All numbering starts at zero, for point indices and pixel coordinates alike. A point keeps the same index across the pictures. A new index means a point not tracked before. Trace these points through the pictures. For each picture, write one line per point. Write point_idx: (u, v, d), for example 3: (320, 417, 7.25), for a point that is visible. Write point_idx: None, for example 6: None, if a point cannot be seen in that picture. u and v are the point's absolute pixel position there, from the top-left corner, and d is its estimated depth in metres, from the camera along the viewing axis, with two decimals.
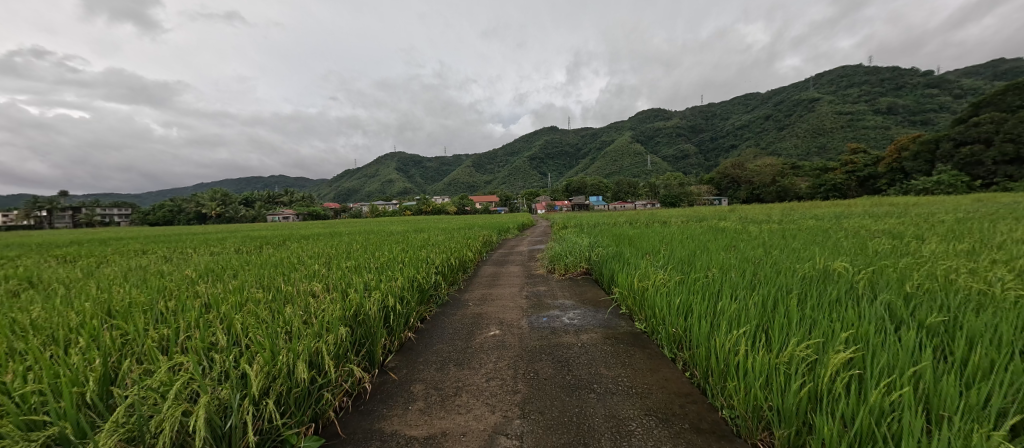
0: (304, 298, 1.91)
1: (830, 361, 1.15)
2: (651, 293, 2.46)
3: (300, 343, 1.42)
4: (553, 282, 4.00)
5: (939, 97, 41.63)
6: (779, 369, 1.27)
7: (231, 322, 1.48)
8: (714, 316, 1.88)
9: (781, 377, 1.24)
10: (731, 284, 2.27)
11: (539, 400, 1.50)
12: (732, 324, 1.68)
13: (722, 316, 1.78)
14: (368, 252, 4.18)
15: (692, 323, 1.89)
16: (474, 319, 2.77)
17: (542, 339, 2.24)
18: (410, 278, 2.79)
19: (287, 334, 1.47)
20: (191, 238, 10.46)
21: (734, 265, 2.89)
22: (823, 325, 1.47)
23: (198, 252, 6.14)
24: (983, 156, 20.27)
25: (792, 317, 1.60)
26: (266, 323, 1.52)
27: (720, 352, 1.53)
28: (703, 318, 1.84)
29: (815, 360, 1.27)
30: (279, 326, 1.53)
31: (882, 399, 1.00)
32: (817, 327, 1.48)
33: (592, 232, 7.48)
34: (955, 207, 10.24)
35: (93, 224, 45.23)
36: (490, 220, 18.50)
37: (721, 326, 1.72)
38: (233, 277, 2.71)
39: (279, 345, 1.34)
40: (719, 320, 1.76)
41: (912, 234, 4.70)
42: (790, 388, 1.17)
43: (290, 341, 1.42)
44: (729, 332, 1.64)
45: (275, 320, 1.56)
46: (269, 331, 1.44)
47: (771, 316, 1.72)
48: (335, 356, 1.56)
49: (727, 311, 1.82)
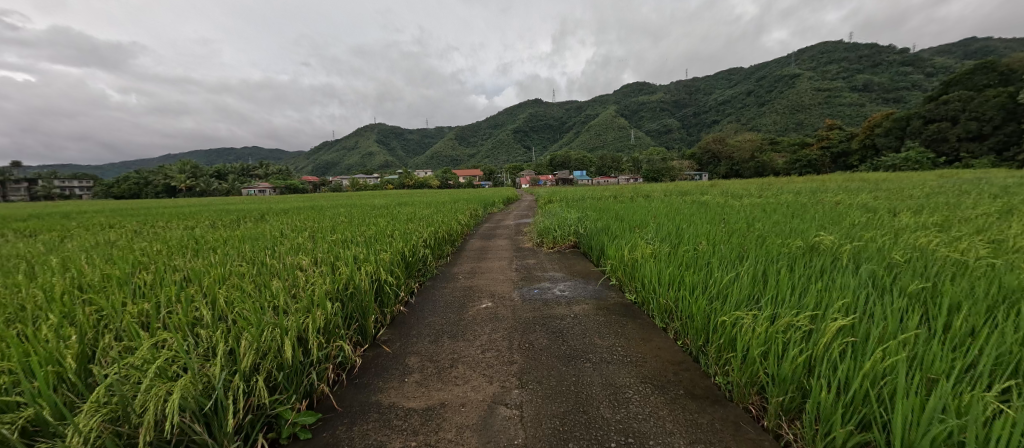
0: (291, 271, 1.83)
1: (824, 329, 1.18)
2: (641, 266, 2.51)
3: (291, 317, 1.36)
4: (542, 255, 4.01)
5: (913, 74, 42.70)
6: (775, 338, 1.31)
7: (216, 295, 1.40)
8: (705, 286, 1.91)
9: (777, 345, 1.28)
10: (719, 255, 2.32)
11: (536, 370, 1.51)
12: (728, 295, 1.71)
13: (715, 287, 1.81)
14: (354, 225, 4.07)
15: (685, 293, 1.92)
16: (464, 291, 2.76)
17: (535, 310, 2.25)
18: (398, 252, 2.72)
19: (279, 309, 1.40)
20: (159, 212, 9.92)
21: (721, 238, 2.94)
22: (813, 295, 1.51)
23: (172, 226, 5.84)
24: (949, 133, 21.23)
25: (783, 287, 1.64)
26: (254, 297, 1.44)
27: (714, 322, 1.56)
28: (695, 289, 1.87)
29: (808, 327, 1.31)
30: (269, 300, 1.46)
31: (874, 364, 1.04)
32: (807, 297, 1.52)
33: (578, 206, 7.52)
34: (920, 182, 10.72)
35: (52, 197, 42.61)
36: (474, 194, 18.29)
37: (715, 298, 1.75)
38: (213, 251, 2.59)
39: (270, 321, 1.28)
40: (712, 292, 1.81)
41: (886, 208, 4.87)
42: (790, 355, 1.19)
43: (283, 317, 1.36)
44: (723, 302, 1.67)
45: (263, 295, 1.48)
46: (259, 306, 1.37)
47: (761, 285, 1.76)
48: (327, 331, 1.52)
49: (719, 282, 1.85)
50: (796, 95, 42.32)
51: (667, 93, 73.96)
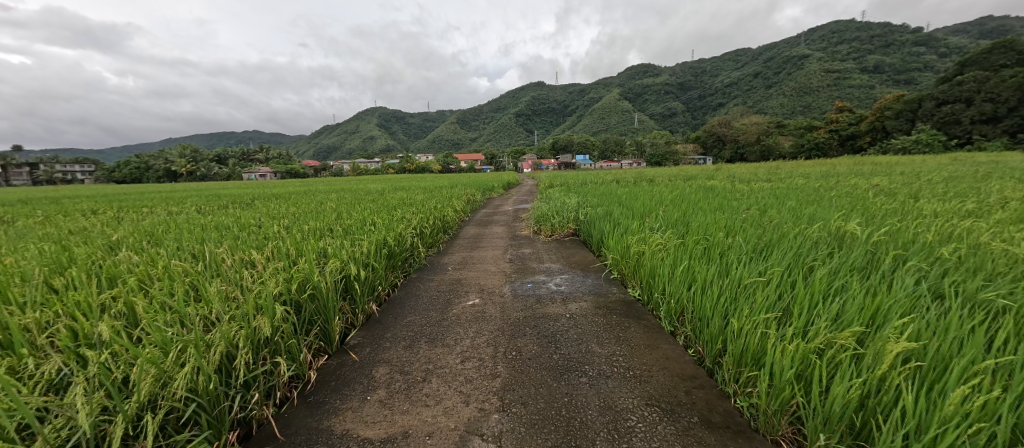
0: (238, 267, 1.57)
1: (892, 354, 0.90)
2: (646, 259, 2.25)
3: (216, 330, 1.10)
4: (540, 244, 3.75)
5: (926, 55, 41.40)
6: (815, 358, 1.04)
7: (124, 303, 1.13)
8: (721, 285, 1.65)
9: (818, 370, 1.02)
10: (734, 249, 2.07)
11: (521, 387, 1.28)
12: (748, 298, 1.45)
13: (733, 288, 1.56)
14: (338, 212, 3.80)
15: (698, 293, 1.67)
16: (451, 285, 2.52)
17: (527, 309, 2.01)
18: (378, 241, 2.47)
19: (203, 321, 1.14)
20: (147, 197, 9.64)
21: (734, 227, 2.67)
22: (858, 302, 1.25)
23: (152, 212, 5.58)
24: (963, 116, 20.65)
25: (818, 291, 1.37)
26: (174, 301, 1.17)
27: (739, 334, 1.29)
28: (711, 291, 1.61)
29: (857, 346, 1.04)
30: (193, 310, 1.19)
31: (970, 411, 0.76)
32: (852, 304, 1.25)
33: (579, 191, 7.22)
34: (936, 167, 10.27)
35: (54, 182, 42.61)
36: (473, 179, 17.91)
37: (734, 302, 1.49)
38: (170, 242, 2.33)
39: (180, 337, 1.02)
40: (731, 292, 1.55)
41: (908, 193, 4.55)
42: (840, 380, 0.93)
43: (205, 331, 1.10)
44: (745, 308, 1.41)
45: (187, 301, 1.21)
46: (176, 314, 1.10)
47: (791, 287, 1.49)
48: (269, 343, 1.27)
49: (737, 283, 1.59)
50: (805, 77, 41.23)
51: (672, 75, 72.26)
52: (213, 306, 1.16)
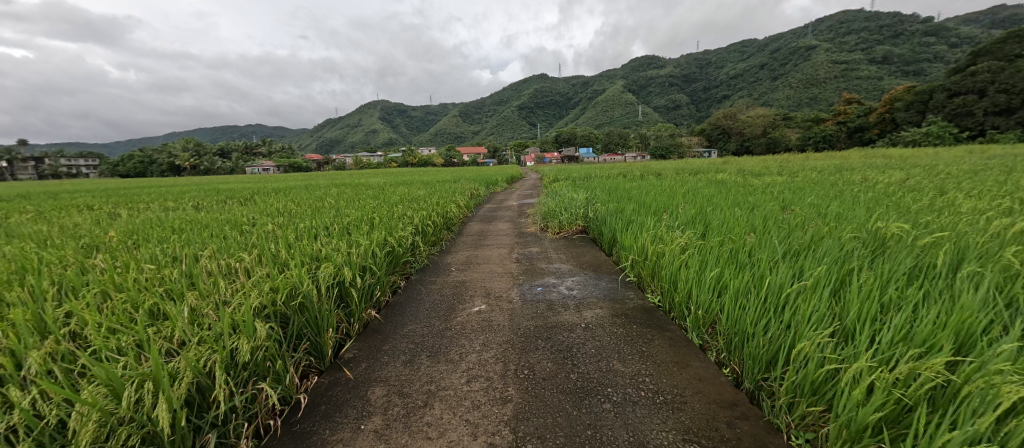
0: (218, 276, 1.40)
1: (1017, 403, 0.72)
2: (667, 262, 2.06)
3: (180, 356, 0.93)
4: (547, 242, 3.57)
5: (937, 45, 40.48)
6: (898, 395, 0.87)
7: (72, 328, 0.97)
8: (759, 294, 1.46)
9: (905, 410, 0.84)
10: (766, 250, 1.88)
11: (537, 415, 1.12)
12: (796, 313, 1.27)
13: (774, 299, 1.38)
14: (336, 209, 3.65)
15: (734, 303, 1.49)
16: (455, 289, 2.34)
17: (537, 317, 1.84)
18: (378, 240, 2.30)
19: (166, 347, 0.97)
20: (148, 192, 9.58)
21: (760, 226, 2.47)
22: (935, 322, 1.06)
23: (149, 207, 5.47)
24: (975, 107, 20.14)
25: (881, 307, 1.18)
26: (134, 323, 1.00)
27: (791, 357, 1.11)
28: (748, 303, 1.43)
29: (952, 380, 0.85)
30: (154, 332, 1.02)
31: None
32: (927, 323, 1.07)
33: (586, 185, 7.04)
34: (952, 159, 9.93)
35: (60, 176, 43.03)
36: (476, 173, 17.71)
37: (773, 315, 1.33)
38: (153, 244, 2.17)
39: (134, 370, 0.85)
40: (770, 305, 1.38)
41: (933, 188, 4.30)
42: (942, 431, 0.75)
43: (167, 359, 0.93)
44: (792, 325, 1.24)
45: (148, 324, 1.04)
46: (131, 339, 0.93)
47: (845, 300, 1.30)
48: (246, 367, 1.09)
49: (777, 292, 1.41)
50: (813, 68, 40.42)
51: (676, 67, 71.29)
52: (178, 326, 0.99)
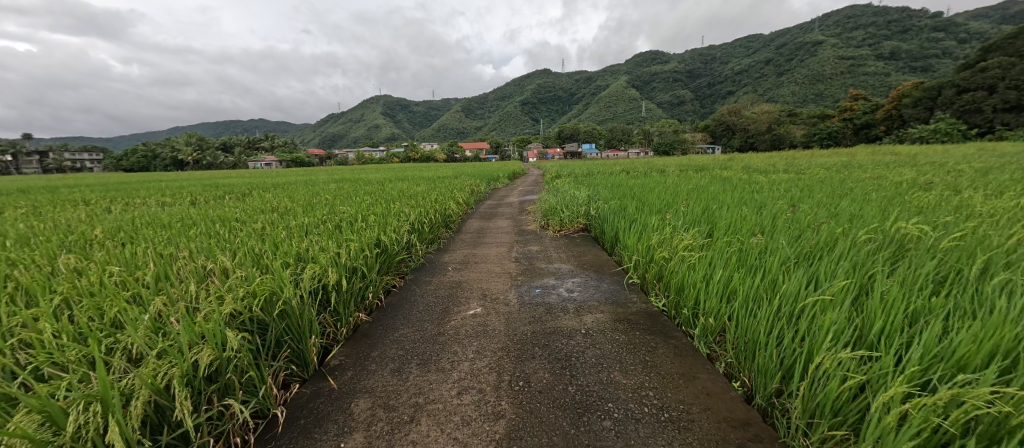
0: (194, 279, 1.31)
1: None
2: (673, 265, 1.97)
3: (136, 372, 0.84)
4: (547, 241, 3.47)
5: (947, 40, 39.79)
6: (937, 425, 0.77)
7: (18, 338, 0.88)
8: (771, 302, 1.37)
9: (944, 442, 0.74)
10: (778, 252, 1.78)
11: (531, 434, 1.03)
12: (814, 325, 1.17)
13: (789, 307, 1.28)
14: (332, 205, 3.57)
15: (745, 310, 1.39)
16: (451, 290, 2.26)
17: (535, 322, 1.75)
18: (370, 239, 2.21)
19: (123, 361, 0.88)
20: (148, 187, 9.55)
21: (770, 226, 2.37)
22: (972, 338, 0.96)
23: (146, 203, 5.42)
24: (984, 104, 19.81)
25: (911, 320, 1.08)
26: (88, 335, 0.91)
27: (810, 374, 1.01)
28: (761, 311, 1.33)
29: (999, 408, 0.75)
30: (113, 344, 0.93)
31: None
32: (964, 339, 0.97)
33: (588, 182, 6.93)
34: (963, 157, 9.71)
35: (64, 170, 43.28)
36: (478, 169, 17.59)
37: (788, 327, 1.23)
38: (137, 242, 2.10)
39: (80, 390, 0.76)
40: (784, 314, 1.28)
41: (947, 187, 4.16)
42: None
43: (121, 376, 0.84)
44: (809, 338, 1.14)
45: (106, 334, 0.96)
46: (83, 353, 0.85)
47: (867, 309, 1.20)
48: (213, 380, 1.00)
49: (793, 300, 1.31)
50: (819, 63, 39.88)
51: (680, 62, 70.59)
52: (135, 337, 0.90)
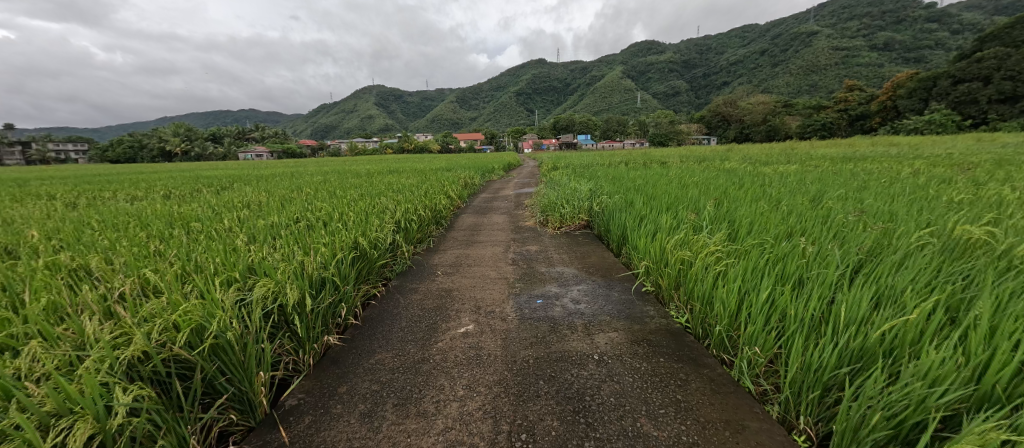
0: (95, 308, 1.00)
1: None
2: (698, 272, 1.69)
3: None
4: (546, 239, 3.18)
5: (940, 31, 39.80)
6: None
7: None
8: (837, 330, 1.09)
9: None
10: (824, 260, 1.52)
11: None
12: (907, 370, 0.91)
13: (871, 339, 1.00)
14: (309, 201, 3.25)
15: (808, 344, 1.11)
16: (439, 300, 1.97)
17: (538, 344, 1.47)
18: (346, 243, 1.91)
19: None
20: (124, 178, 9.08)
21: (797, 226, 2.13)
22: None
23: (114, 197, 5.04)
24: (979, 94, 19.74)
25: None
26: None
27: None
28: (827, 343, 1.05)
29: None
30: None
31: None
32: None
33: (586, 174, 6.66)
34: (960, 148, 9.59)
35: (47, 161, 42.19)
36: (472, 160, 17.21)
37: (873, 369, 0.96)
38: (58, 253, 1.75)
39: None
40: (861, 353, 1.02)
41: (965, 180, 3.93)
42: None
43: None
44: (905, 395, 0.88)
45: None
46: None
47: (976, 345, 0.93)
48: None
49: (870, 331, 1.04)
50: (815, 54, 39.70)
51: (676, 53, 70.11)
52: None
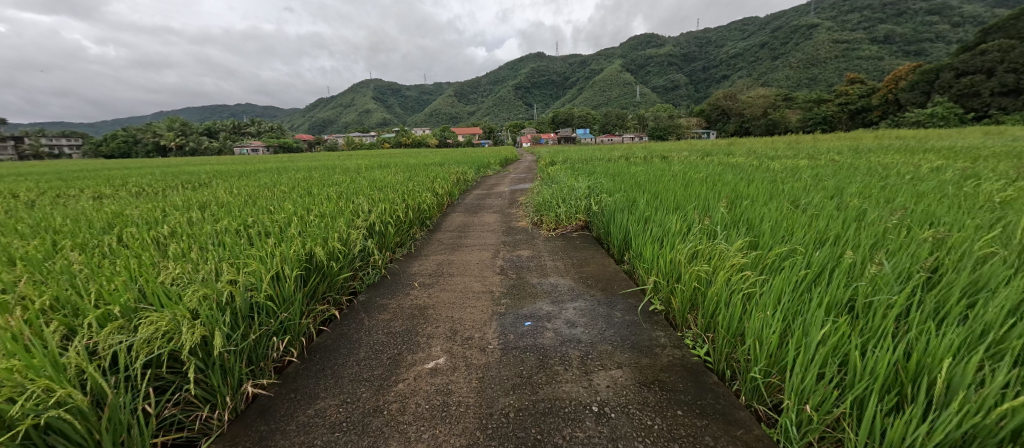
0: None
1: None
2: (719, 292, 1.38)
3: None
4: (540, 243, 2.87)
5: (942, 24, 39.25)
6: None
7: None
8: (934, 397, 0.78)
9: None
10: (877, 279, 1.22)
11: None
12: None
13: (990, 416, 0.70)
14: (275, 202, 2.94)
15: (888, 411, 0.81)
16: (410, 321, 1.66)
17: (521, 389, 1.16)
18: (295, 255, 1.59)
19: None
20: (104, 174, 8.72)
21: (827, 228, 1.83)
22: None
23: (81, 194, 4.73)
24: (982, 87, 19.33)
25: None
26: None
27: None
28: (923, 415, 0.74)
29: None
30: None
31: None
32: None
33: (584, 170, 6.35)
34: (971, 142, 9.20)
35: (40, 156, 41.67)
36: (468, 155, 16.80)
37: None
38: None
39: None
40: (973, 437, 0.71)
41: (996, 176, 3.58)
42: None
43: None
44: None
45: None
46: None
47: None
48: None
49: (982, 400, 0.74)
50: (815, 46, 39.21)
51: (675, 46, 69.38)
52: None
